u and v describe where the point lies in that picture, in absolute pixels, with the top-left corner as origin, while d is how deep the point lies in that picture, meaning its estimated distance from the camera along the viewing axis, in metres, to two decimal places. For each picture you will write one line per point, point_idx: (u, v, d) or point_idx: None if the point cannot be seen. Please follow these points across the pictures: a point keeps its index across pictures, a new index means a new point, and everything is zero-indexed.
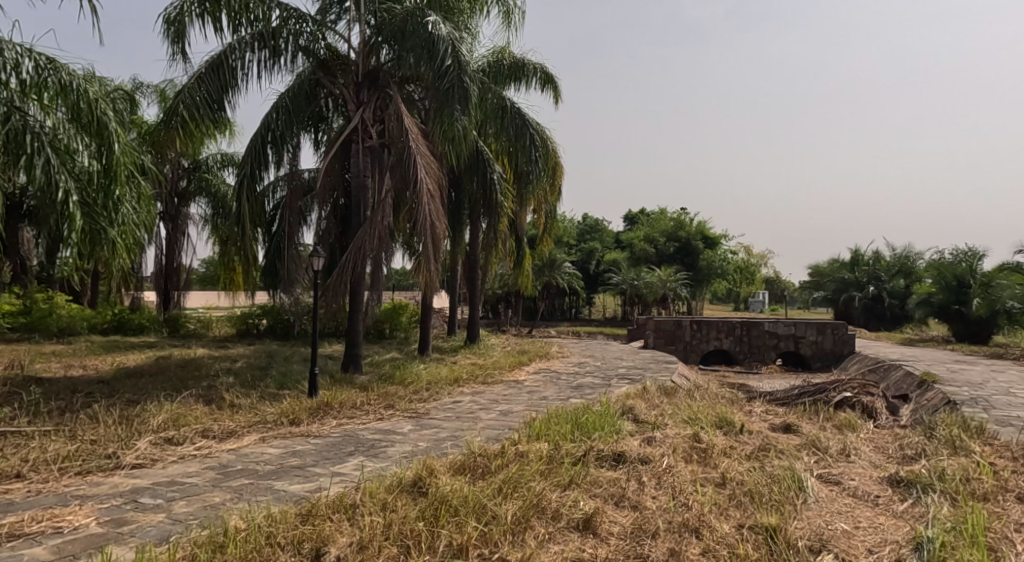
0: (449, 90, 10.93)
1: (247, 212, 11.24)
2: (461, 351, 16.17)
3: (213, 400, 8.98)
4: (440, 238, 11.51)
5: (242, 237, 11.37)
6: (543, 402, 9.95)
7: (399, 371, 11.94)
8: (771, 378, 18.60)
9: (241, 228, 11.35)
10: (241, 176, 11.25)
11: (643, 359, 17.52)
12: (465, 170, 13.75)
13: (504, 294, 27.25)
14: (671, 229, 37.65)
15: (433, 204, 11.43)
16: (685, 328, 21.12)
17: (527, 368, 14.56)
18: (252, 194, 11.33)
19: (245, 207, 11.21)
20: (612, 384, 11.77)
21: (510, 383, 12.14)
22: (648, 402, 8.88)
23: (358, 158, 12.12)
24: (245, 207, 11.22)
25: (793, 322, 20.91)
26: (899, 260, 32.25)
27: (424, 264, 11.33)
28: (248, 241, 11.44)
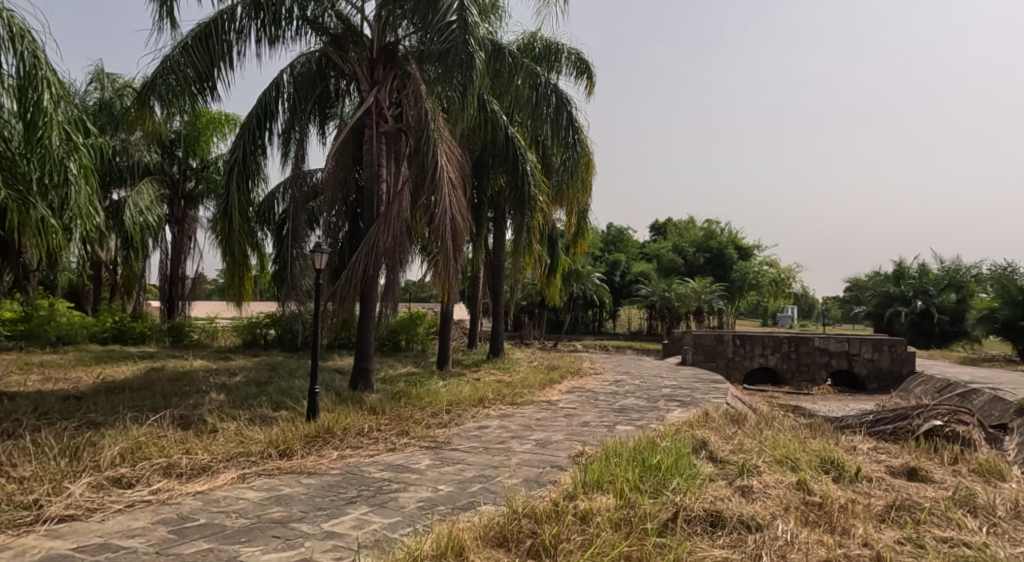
0: (449, 53, 9.30)
1: (238, 204, 9.66)
2: (484, 365, 14.66)
3: (192, 423, 7.46)
4: (462, 235, 9.95)
5: (231, 232, 9.71)
6: (588, 430, 8.36)
7: (415, 389, 10.39)
8: (826, 400, 16.88)
9: (229, 222, 9.72)
10: (232, 163, 9.72)
11: (685, 376, 15.87)
12: (493, 161, 12.24)
13: (528, 305, 25.74)
14: (700, 239, 36.41)
15: (453, 195, 9.88)
16: (727, 344, 19.34)
17: (559, 385, 12.99)
18: (244, 183, 9.75)
19: (234, 198, 9.58)
20: (662, 409, 10.17)
21: (544, 405, 10.56)
22: (720, 434, 7.28)
23: (371, 145, 10.65)
24: (235, 198, 9.62)
25: (845, 338, 19.18)
26: (948, 272, 30.39)
27: (441, 266, 9.77)
28: (238, 238, 9.81)
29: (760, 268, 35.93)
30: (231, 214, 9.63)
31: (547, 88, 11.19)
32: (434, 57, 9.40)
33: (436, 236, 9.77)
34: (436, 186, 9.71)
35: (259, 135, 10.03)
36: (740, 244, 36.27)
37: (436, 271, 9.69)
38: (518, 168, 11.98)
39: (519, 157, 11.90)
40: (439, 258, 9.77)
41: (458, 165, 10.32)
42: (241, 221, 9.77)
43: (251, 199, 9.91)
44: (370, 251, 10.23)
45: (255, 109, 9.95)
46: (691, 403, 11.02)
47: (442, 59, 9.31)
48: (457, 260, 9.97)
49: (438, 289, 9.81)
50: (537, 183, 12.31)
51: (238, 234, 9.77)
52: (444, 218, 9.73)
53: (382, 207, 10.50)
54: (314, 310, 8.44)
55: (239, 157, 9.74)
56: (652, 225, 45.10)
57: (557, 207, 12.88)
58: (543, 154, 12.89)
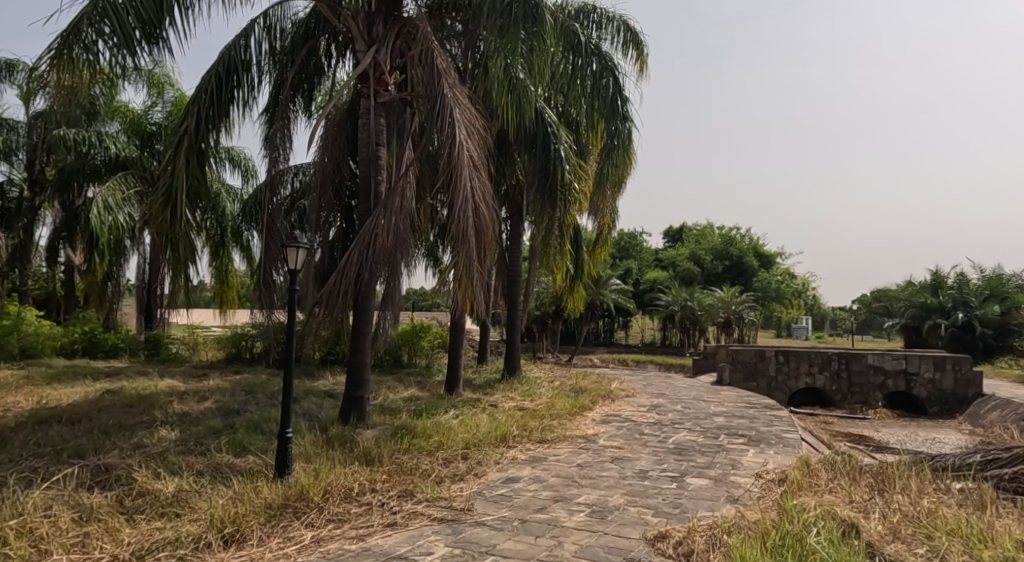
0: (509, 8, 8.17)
1: (185, 186, 7.56)
2: (500, 387, 12.60)
3: (116, 484, 5.39)
4: (487, 229, 7.80)
5: (174, 221, 7.58)
6: (654, 489, 6.30)
7: (423, 423, 8.30)
8: (888, 429, 14.76)
9: (173, 207, 7.61)
10: (183, 133, 7.66)
11: (731, 399, 13.79)
12: (518, 146, 10.51)
13: (541, 316, 23.62)
14: (718, 246, 34.31)
15: (476, 177, 7.72)
16: (769, 361, 17.30)
17: (592, 413, 10.92)
18: (193, 161, 7.66)
19: (180, 178, 7.48)
20: (731, 453, 8.11)
21: (582, 443, 8.50)
22: (853, 504, 5.26)
23: (367, 119, 8.43)
24: (181, 178, 7.50)
25: (902, 355, 17.17)
26: (990, 282, 28.18)
27: (460, 268, 7.55)
28: (184, 229, 7.69)
29: (783, 276, 33.87)
30: (176, 197, 7.51)
31: (586, 52, 9.33)
32: (492, 14, 8.22)
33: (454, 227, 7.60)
34: (456, 164, 7.55)
35: (224, 101, 7.91)
36: (763, 251, 34.29)
37: (454, 277, 7.47)
38: (549, 152, 10.21)
39: (550, 138, 10.20)
40: (459, 257, 7.57)
41: (483, 142, 8.17)
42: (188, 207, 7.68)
43: (201, 179, 7.83)
44: (369, 247, 8.17)
45: (214, 70, 7.81)
46: (762, 442, 8.94)
47: (499, 14, 8.17)
48: (481, 260, 7.81)
49: (456, 300, 7.57)
50: (571, 169, 10.36)
51: (186, 224, 7.64)
52: (467, 206, 7.58)
53: (382, 194, 8.41)
54: (289, 317, 6.18)
55: (192, 128, 7.66)
56: (667, 231, 42.86)
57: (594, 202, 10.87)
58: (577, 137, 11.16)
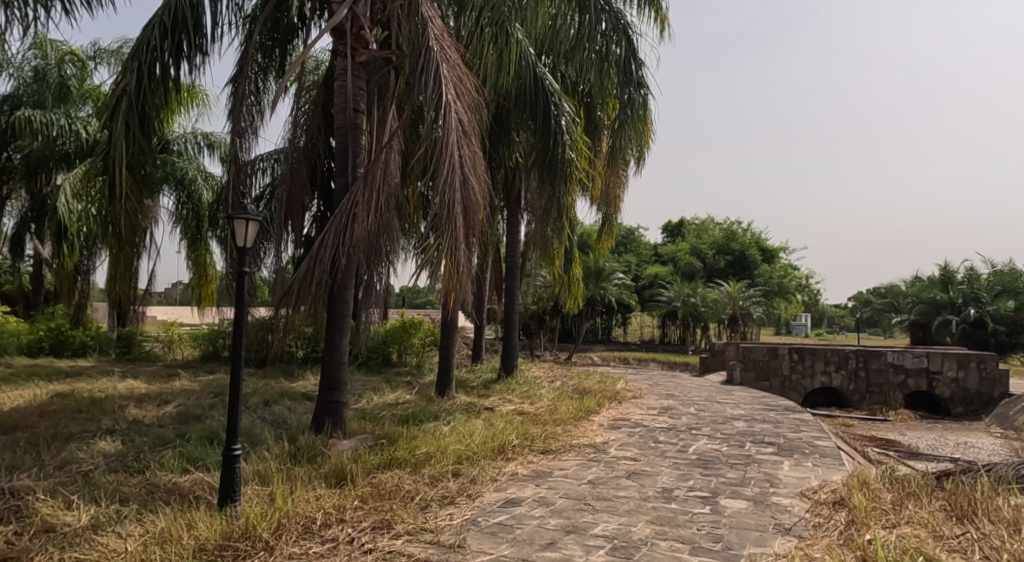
0: None
1: (125, 157, 6.54)
2: (496, 388, 11.47)
3: (17, 517, 4.30)
4: (478, 207, 6.69)
5: (113, 199, 6.63)
6: (684, 515, 5.20)
7: (409, 432, 7.17)
8: (913, 432, 13.72)
9: (112, 181, 6.65)
10: (121, 94, 6.60)
11: (746, 400, 12.73)
12: (518, 117, 9.51)
13: (539, 312, 22.54)
14: (720, 240, 33.29)
15: (466, 145, 6.64)
16: (783, 359, 16.27)
17: (599, 417, 9.81)
18: (136, 127, 6.65)
19: (118, 148, 6.46)
20: (765, 466, 7.04)
21: (591, 453, 7.40)
22: (946, 544, 4.21)
23: (342, 81, 7.30)
24: (120, 147, 6.49)
25: (923, 353, 16.17)
26: (1002, 277, 27.04)
27: (443, 251, 6.42)
28: (125, 207, 6.75)
29: (786, 271, 32.79)
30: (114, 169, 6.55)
31: (595, 10, 8.28)
32: None
33: (438, 203, 6.51)
34: (442, 130, 6.46)
35: (171, 55, 6.81)
36: (765, 246, 33.34)
37: (437, 262, 6.34)
38: (551, 125, 9.19)
39: (553, 109, 9.20)
40: (443, 238, 6.45)
41: (478, 106, 7.05)
42: (129, 181, 6.72)
43: (146, 149, 6.83)
44: (344, 230, 7.04)
45: (157, 19, 6.69)
46: (795, 451, 7.85)
47: None
48: (469, 242, 6.71)
49: (440, 291, 6.43)
50: (575, 144, 9.33)
51: (127, 200, 6.67)
52: (455, 178, 6.50)
53: (361, 169, 7.27)
54: (240, 307, 5.05)
55: (132, 88, 6.59)
56: (666, 226, 41.77)
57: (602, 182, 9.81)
58: (585, 110, 10.14)
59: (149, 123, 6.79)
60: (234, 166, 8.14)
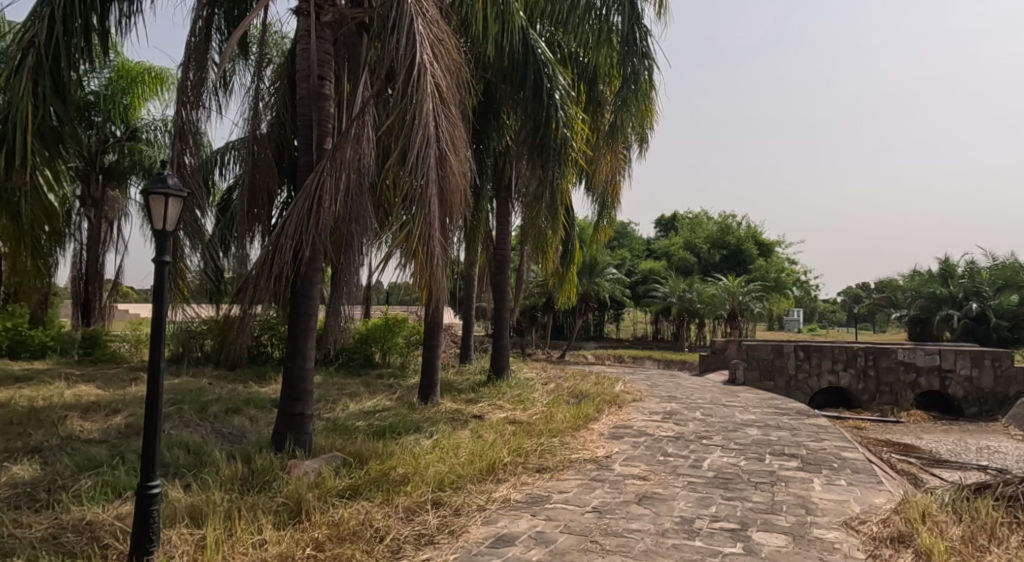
0: None
1: (29, 115, 5.81)
2: (485, 391, 10.53)
3: None
4: (457, 188, 5.75)
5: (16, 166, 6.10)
6: (714, 557, 4.29)
7: (385, 449, 6.23)
8: (930, 436, 12.84)
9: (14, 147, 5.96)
10: (29, 46, 5.92)
11: (754, 402, 11.82)
12: (507, 92, 8.61)
13: (531, 308, 21.60)
14: (714, 234, 32.48)
15: (444, 115, 5.70)
16: (788, 357, 15.44)
17: (600, 425, 8.89)
18: (46, 83, 6.00)
19: (21, 105, 5.76)
20: (795, 485, 6.12)
21: (594, 472, 6.47)
22: None
23: (302, 43, 6.30)
24: (24, 107, 5.77)
25: (936, 350, 15.37)
26: (1005, 270, 25.83)
27: (416, 238, 5.48)
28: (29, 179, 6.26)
29: (783, 265, 31.98)
30: (16, 133, 5.84)
31: None
32: None
33: (408, 182, 5.55)
34: (416, 97, 5.51)
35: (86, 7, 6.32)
36: (761, 240, 32.57)
37: (410, 251, 5.40)
38: (543, 100, 8.32)
39: (546, 82, 8.31)
40: (417, 223, 5.50)
41: (460, 71, 6.09)
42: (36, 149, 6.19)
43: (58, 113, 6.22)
44: (307, 214, 6.07)
45: None
46: (824, 466, 6.94)
47: None
48: (447, 227, 5.78)
49: (414, 285, 5.49)
50: (570, 121, 8.44)
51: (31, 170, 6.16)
52: (431, 153, 5.54)
53: (327, 145, 6.25)
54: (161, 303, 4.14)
55: (41, 39, 5.92)
56: (659, 221, 40.96)
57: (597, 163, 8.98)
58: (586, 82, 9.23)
59: (61, 81, 6.19)
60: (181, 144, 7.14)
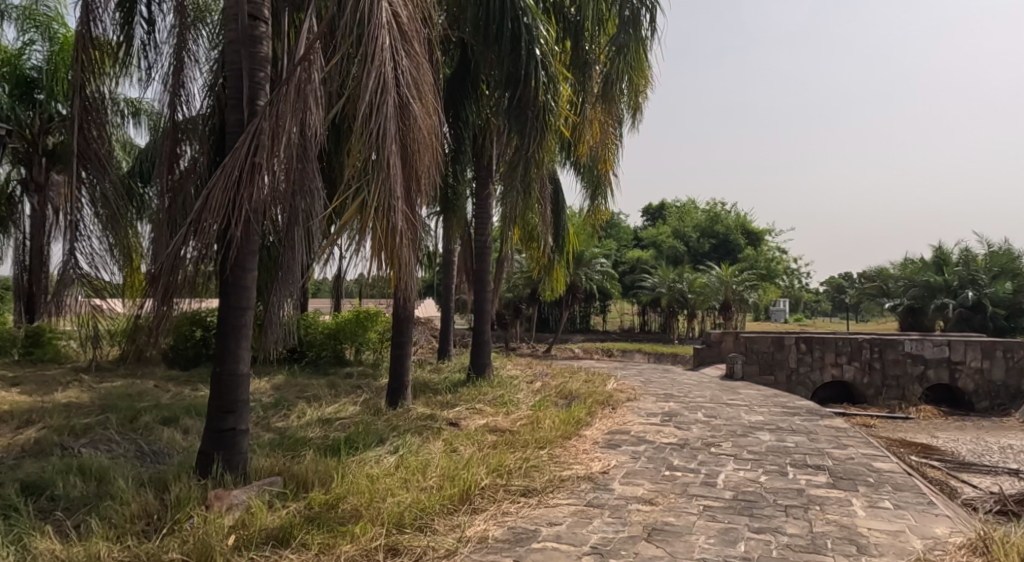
0: None
1: None
2: (464, 392, 9.43)
3: None
4: (423, 144, 4.62)
5: None
6: None
7: (337, 471, 5.13)
8: (945, 434, 11.87)
9: None
10: None
11: (759, 400, 10.81)
12: (482, 46, 7.51)
13: (514, 300, 20.46)
14: (704, 223, 31.59)
15: (404, 53, 4.54)
16: (789, 350, 14.50)
17: (595, 430, 7.80)
18: None
19: None
20: (832, 510, 5.08)
21: (589, 494, 5.39)
22: None
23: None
24: None
25: (944, 341, 14.43)
26: (1001, 257, 24.22)
27: (372, 208, 4.31)
28: None
29: (774, 253, 31.01)
30: None
31: None
32: None
33: (359, 136, 4.39)
34: (368, 26, 4.33)
35: None
36: (750, 229, 31.62)
37: (364, 225, 4.24)
38: (521, 54, 7.28)
39: (529, 34, 7.32)
40: (372, 187, 4.34)
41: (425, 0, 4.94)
42: None
43: None
44: (237, 181, 4.92)
45: None
46: (859, 482, 5.89)
47: None
48: (411, 193, 4.64)
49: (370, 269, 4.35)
50: (552, 81, 7.40)
51: None
52: (389, 100, 4.38)
53: (263, 99, 5.06)
54: None
55: None
56: (646, 209, 39.96)
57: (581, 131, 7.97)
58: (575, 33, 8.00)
59: None
60: (83, 103, 5.97)
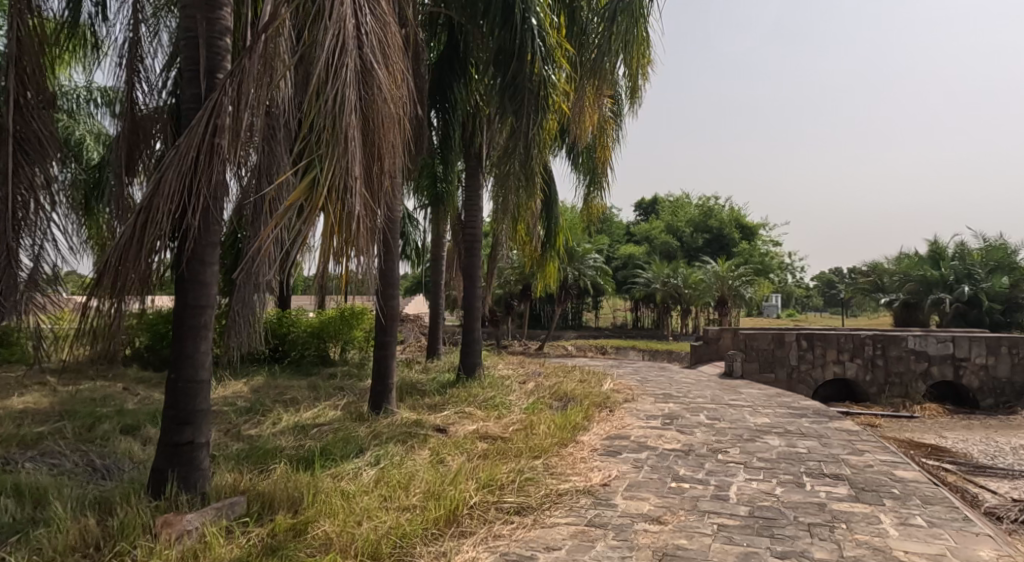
0: None
1: None
2: (453, 394, 8.89)
3: None
4: (388, 117, 4.08)
5: None
6: None
7: (308, 487, 4.60)
8: (953, 434, 11.44)
9: None
10: None
11: (762, 401, 10.32)
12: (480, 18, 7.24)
13: (505, 297, 19.94)
14: (697, 218, 31.17)
15: (367, 13, 4.03)
16: (789, 347, 14.04)
17: (593, 436, 7.28)
18: None
19: None
20: (860, 528, 4.60)
21: (590, 511, 4.86)
22: None
23: None
24: None
25: (948, 337, 14.00)
26: (997, 251, 23.80)
27: (326, 187, 3.74)
28: None
29: (767, 248, 30.58)
30: None
31: None
32: None
33: (314, 105, 3.84)
34: None
35: None
36: (743, 223, 31.18)
37: (315, 206, 3.67)
38: (516, 24, 6.96)
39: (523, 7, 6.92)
40: (326, 163, 3.79)
41: None
42: None
43: None
44: (193, 164, 4.36)
45: None
46: (884, 493, 5.40)
47: None
48: (374, 175, 4.09)
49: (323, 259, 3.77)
50: (550, 52, 7.03)
51: None
52: (348, 63, 3.85)
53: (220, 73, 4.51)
54: None
55: None
56: (639, 204, 39.51)
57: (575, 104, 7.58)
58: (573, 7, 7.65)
59: None
60: (19, 79, 5.36)
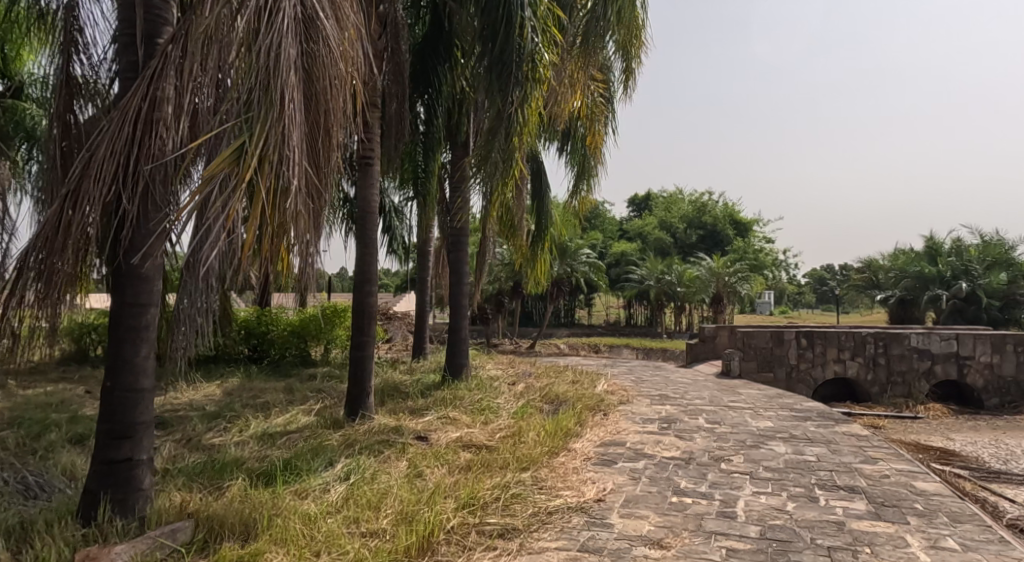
0: None
1: None
2: (437, 396, 8.34)
3: None
4: (336, 77, 3.71)
5: None
6: None
7: (262, 508, 4.07)
8: (961, 436, 10.97)
9: None
10: None
11: (763, 402, 9.81)
12: None
13: (495, 294, 19.38)
14: (690, 214, 30.68)
15: None
16: (788, 346, 13.57)
17: (586, 443, 6.75)
18: None
19: None
20: (886, 553, 4.10)
21: (583, 532, 4.35)
22: None
23: None
24: None
25: (952, 335, 13.54)
26: (995, 248, 23.37)
27: (255, 156, 3.36)
28: None
29: (762, 245, 30.14)
30: None
31: None
32: None
33: (247, 64, 3.47)
34: None
35: None
36: (738, 220, 30.71)
37: (241, 177, 3.33)
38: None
39: None
40: (257, 129, 3.43)
41: None
42: None
43: None
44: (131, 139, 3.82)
45: None
46: (906, 510, 4.91)
47: None
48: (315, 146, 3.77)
49: (249, 238, 3.41)
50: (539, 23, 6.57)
51: None
52: (286, 13, 3.47)
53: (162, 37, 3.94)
54: None
55: None
56: (632, 201, 39.00)
57: (562, 84, 7.11)
58: None
59: None
60: None
